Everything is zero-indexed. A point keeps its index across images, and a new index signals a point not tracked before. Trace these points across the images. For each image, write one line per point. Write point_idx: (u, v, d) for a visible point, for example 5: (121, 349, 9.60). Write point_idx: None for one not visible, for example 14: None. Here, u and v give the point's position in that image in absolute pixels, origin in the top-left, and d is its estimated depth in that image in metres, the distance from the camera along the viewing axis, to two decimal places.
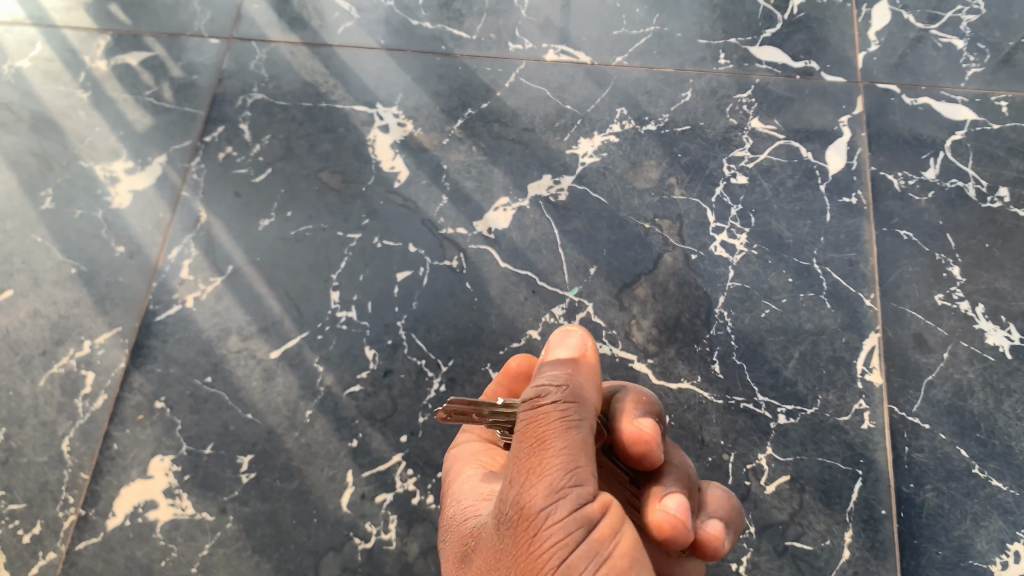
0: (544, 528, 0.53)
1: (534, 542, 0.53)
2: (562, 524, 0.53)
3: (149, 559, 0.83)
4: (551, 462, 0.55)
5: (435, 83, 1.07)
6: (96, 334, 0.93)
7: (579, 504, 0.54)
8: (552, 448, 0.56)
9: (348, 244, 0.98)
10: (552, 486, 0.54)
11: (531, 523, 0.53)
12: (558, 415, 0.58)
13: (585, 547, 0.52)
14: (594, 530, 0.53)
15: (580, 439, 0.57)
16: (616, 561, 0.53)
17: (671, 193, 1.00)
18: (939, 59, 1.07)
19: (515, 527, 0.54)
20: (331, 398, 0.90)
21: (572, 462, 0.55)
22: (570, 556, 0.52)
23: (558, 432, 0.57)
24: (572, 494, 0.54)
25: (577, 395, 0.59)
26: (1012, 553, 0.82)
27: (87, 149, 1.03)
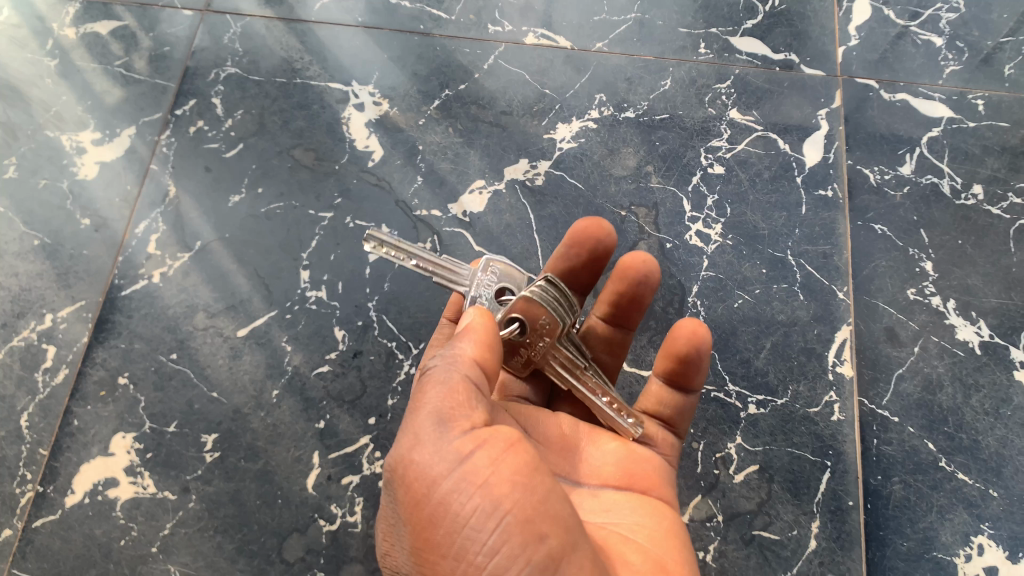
0: (418, 470, 0.60)
1: (412, 484, 0.60)
2: (434, 461, 0.59)
3: (108, 538, 0.82)
4: (425, 416, 0.62)
5: (413, 63, 1.06)
6: (58, 307, 0.91)
7: (449, 444, 0.60)
8: (425, 404, 0.63)
9: (320, 223, 0.96)
10: (424, 434, 0.61)
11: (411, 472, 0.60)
12: (431, 374, 0.64)
13: (458, 477, 0.58)
14: (466, 464, 0.58)
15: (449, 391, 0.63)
16: (496, 487, 0.57)
17: (648, 181, 1.00)
18: (917, 56, 1.07)
19: (399, 480, 0.61)
20: (299, 379, 0.88)
21: (440, 412, 0.61)
22: (444, 491, 0.58)
23: (434, 390, 0.63)
24: (440, 435, 0.60)
25: (457, 350, 0.65)
26: (976, 545, 0.83)
27: (53, 119, 1.01)
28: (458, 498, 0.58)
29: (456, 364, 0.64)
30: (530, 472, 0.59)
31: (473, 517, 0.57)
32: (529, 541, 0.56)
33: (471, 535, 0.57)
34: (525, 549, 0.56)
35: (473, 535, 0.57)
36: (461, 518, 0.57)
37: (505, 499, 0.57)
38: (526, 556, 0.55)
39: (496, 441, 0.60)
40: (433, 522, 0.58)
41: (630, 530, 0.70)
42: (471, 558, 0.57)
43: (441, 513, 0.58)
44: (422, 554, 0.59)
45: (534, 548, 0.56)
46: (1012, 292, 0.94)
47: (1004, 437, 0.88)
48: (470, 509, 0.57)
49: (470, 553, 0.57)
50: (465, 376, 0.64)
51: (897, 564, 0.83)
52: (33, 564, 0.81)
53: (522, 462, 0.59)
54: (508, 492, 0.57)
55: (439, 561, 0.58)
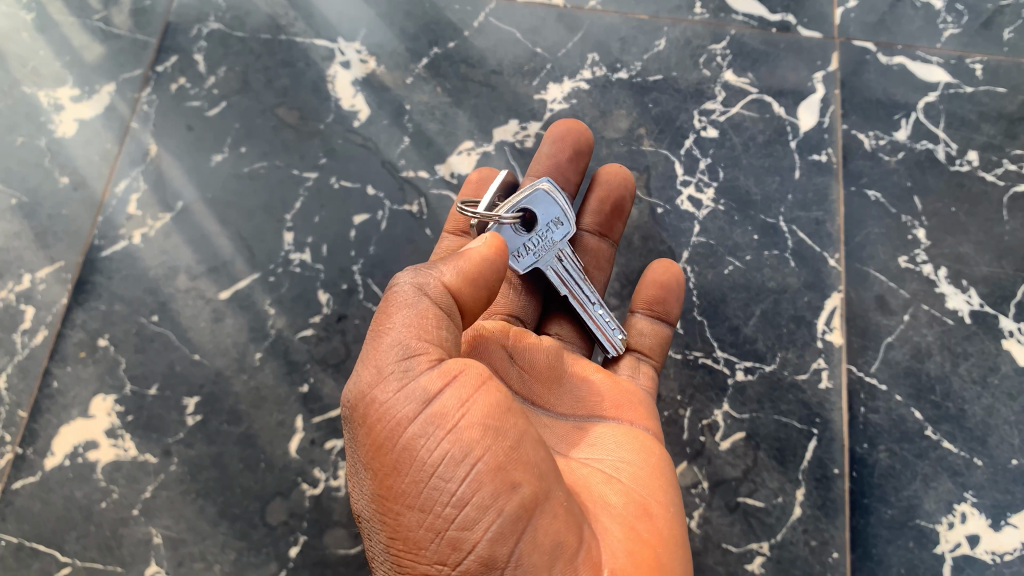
0: (379, 410, 0.58)
1: (372, 425, 0.58)
2: (397, 401, 0.57)
3: (90, 501, 0.82)
4: (389, 352, 0.59)
5: (401, 20, 1.03)
6: (36, 268, 0.89)
7: (416, 386, 0.58)
8: (389, 335, 0.60)
9: (304, 184, 0.94)
10: (387, 373, 0.59)
11: (374, 414, 0.58)
12: (397, 298, 0.62)
13: (422, 421, 0.57)
14: (433, 409, 0.57)
15: (418, 323, 0.60)
16: (466, 433, 0.56)
17: (640, 144, 0.98)
18: (917, 18, 1.05)
19: (358, 419, 0.59)
20: (282, 342, 0.87)
21: (407, 348, 0.59)
22: (409, 437, 0.57)
23: (402, 323, 0.60)
24: (403, 373, 0.58)
25: (432, 279, 0.62)
26: (959, 513, 0.83)
27: (30, 75, 0.98)
28: (425, 444, 0.56)
29: (427, 288, 0.62)
30: (501, 412, 0.58)
31: (442, 466, 0.56)
32: (500, 491, 0.55)
33: (440, 484, 0.55)
34: (497, 500, 0.55)
35: (441, 485, 0.55)
36: (428, 467, 0.56)
37: (475, 446, 0.56)
38: (498, 507, 0.55)
39: (467, 378, 0.59)
40: (397, 467, 0.57)
41: (612, 467, 0.68)
42: (438, 507, 0.56)
43: (406, 460, 0.56)
44: (384, 502, 0.58)
45: (507, 498, 0.55)
46: (1004, 261, 0.93)
47: (991, 406, 0.87)
48: (438, 458, 0.56)
49: (437, 504, 0.56)
50: (434, 302, 0.61)
51: (879, 532, 0.83)
52: (14, 526, 0.81)
53: (493, 403, 0.58)
54: (477, 438, 0.56)
55: (402, 511, 0.57)
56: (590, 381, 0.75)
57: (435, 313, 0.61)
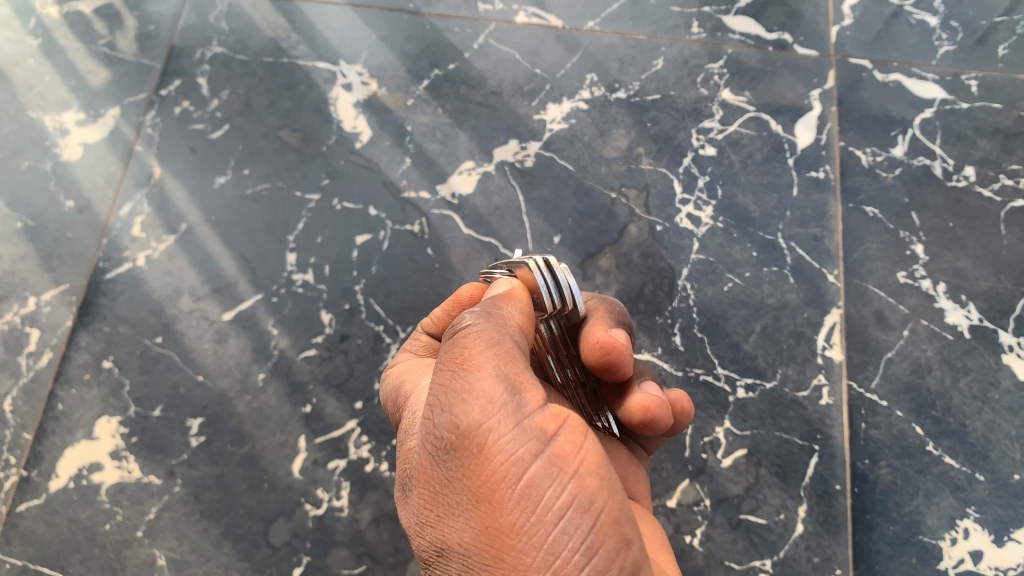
0: (491, 446, 0.49)
1: (482, 461, 0.49)
2: (512, 439, 0.49)
3: (94, 522, 0.82)
4: (490, 382, 0.52)
5: (401, 42, 1.04)
6: (41, 291, 0.90)
7: (523, 418, 0.50)
8: (480, 365, 0.53)
9: (307, 205, 0.95)
10: (494, 402, 0.50)
11: (479, 444, 0.49)
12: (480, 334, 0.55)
13: (542, 462, 0.49)
14: (552, 447, 0.49)
15: (507, 355, 0.54)
16: (588, 479, 0.49)
17: (639, 163, 0.99)
18: (912, 36, 1.06)
19: (459, 450, 0.50)
20: (285, 362, 0.88)
21: (508, 378, 0.52)
22: (529, 471, 0.49)
23: (492, 348, 0.54)
24: (515, 407, 0.50)
25: (502, 311, 0.59)
26: (961, 529, 0.83)
27: (36, 99, 0.99)
28: (549, 487, 0.48)
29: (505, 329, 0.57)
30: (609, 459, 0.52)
31: (566, 512, 0.48)
32: (621, 545, 0.48)
33: (562, 530, 0.48)
34: (618, 552, 0.48)
35: (563, 531, 0.48)
36: (552, 513, 0.48)
37: (598, 497, 0.49)
38: (620, 563, 0.48)
39: (575, 421, 0.51)
40: (514, 509, 0.48)
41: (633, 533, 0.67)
42: (557, 552, 0.48)
43: (524, 493, 0.48)
44: (494, 539, 0.49)
45: (625, 552, 0.48)
46: (1002, 275, 0.93)
47: (992, 421, 0.87)
48: (565, 500, 0.48)
49: (560, 553, 0.48)
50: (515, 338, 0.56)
51: (882, 548, 0.83)
52: (19, 548, 0.81)
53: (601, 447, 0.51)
54: (596, 486, 0.49)
55: (515, 555, 0.48)
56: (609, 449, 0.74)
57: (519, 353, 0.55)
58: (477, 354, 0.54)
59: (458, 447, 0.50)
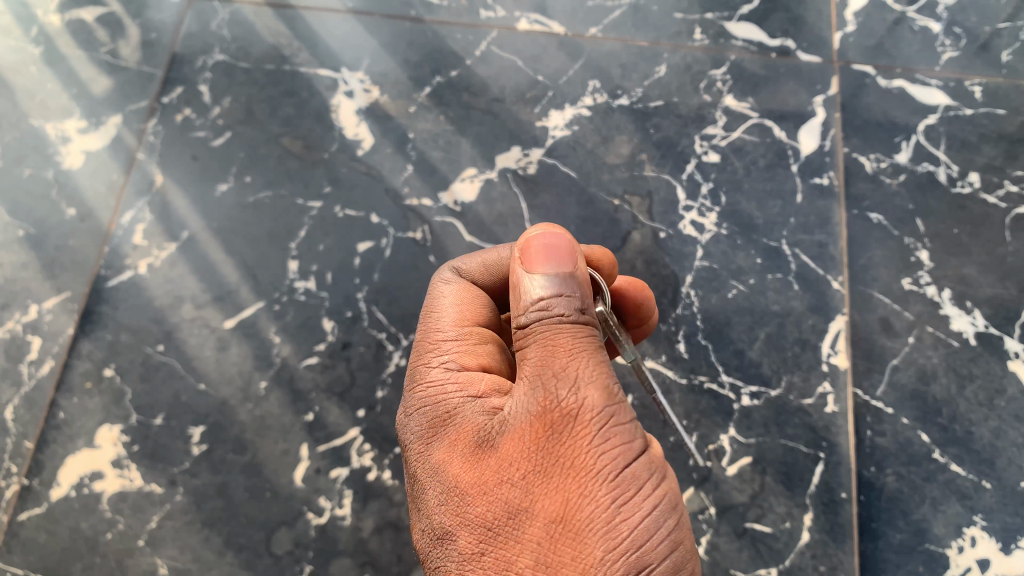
0: (599, 429, 0.54)
1: (587, 440, 0.53)
2: (621, 428, 0.54)
3: (95, 532, 0.81)
4: (600, 376, 0.56)
5: (403, 49, 1.04)
6: (43, 299, 0.90)
7: (629, 413, 0.56)
8: (588, 360, 0.56)
9: (309, 212, 0.95)
10: (612, 393, 0.55)
11: (588, 420, 0.54)
12: (585, 333, 0.58)
13: (643, 457, 0.55)
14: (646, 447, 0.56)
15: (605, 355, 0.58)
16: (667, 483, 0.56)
17: (642, 169, 0.99)
18: (915, 42, 1.05)
19: (569, 426, 0.54)
20: (287, 370, 0.88)
21: (611, 373, 0.57)
22: (631, 463, 0.54)
23: (594, 353, 0.57)
24: (624, 403, 0.56)
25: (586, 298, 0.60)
26: (968, 537, 0.83)
27: (38, 107, 0.99)
28: (644, 477, 0.54)
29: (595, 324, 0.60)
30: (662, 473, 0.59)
31: (658, 504, 0.54)
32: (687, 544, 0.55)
33: (654, 521, 0.53)
34: (686, 548, 0.54)
35: (653, 523, 0.53)
36: (643, 498, 0.53)
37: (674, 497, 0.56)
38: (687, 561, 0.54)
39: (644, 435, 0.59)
40: (611, 490, 0.53)
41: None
42: (643, 543, 0.52)
43: (625, 480, 0.53)
44: (579, 510, 0.52)
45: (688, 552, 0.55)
46: (1007, 282, 0.93)
47: (999, 428, 0.87)
48: (658, 491, 0.54)
49: (642, 535, 0.52)
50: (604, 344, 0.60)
51: (889, 556, 0.82)
52: (19, 557, 0.81)
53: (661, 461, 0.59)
54: (675, 487, 0.56)
55: (595, 527, 0.52)
56: None
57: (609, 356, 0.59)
58: (583, 349, 0.57)
59: (564, 420, 0.54)
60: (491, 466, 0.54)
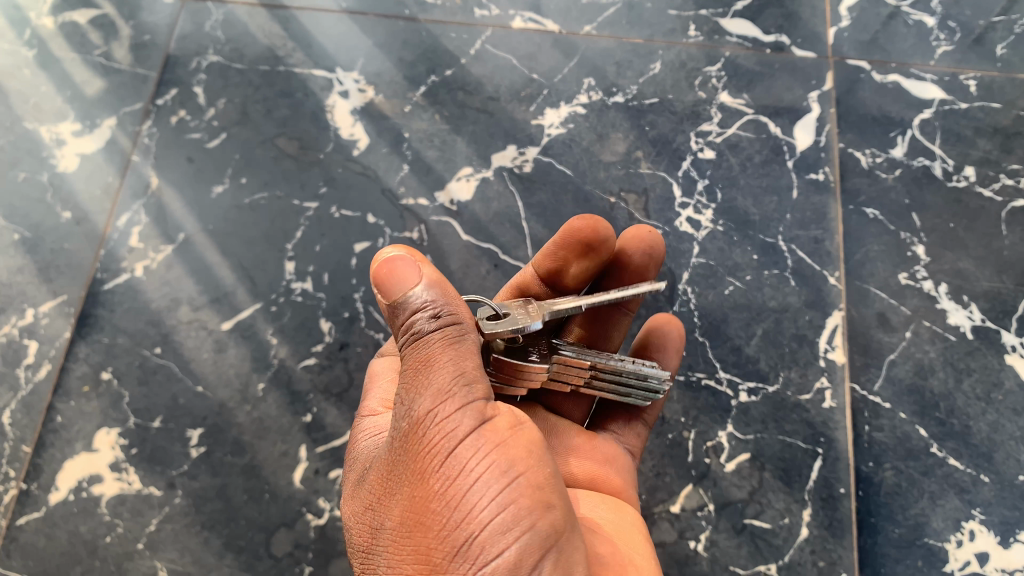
0: (428, 428, 0.54)
1: (418, 446, 0.54)
2: (449, 418, 0.54)
3: (94, 535, 0.81)
4: (437, 376, 0.55)
5: (398, 49, 1.04)
6: (39, 303, 0.90)
7: (466, 400, 0.55)
8: (430, 358, 0.56)
9: (305, 213, 0.95)
10: (443, 388, 0.55)
11: (414, 426, 0.55)
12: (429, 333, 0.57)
13: (474, 435, 0.54)
14: (486, 421, 0.55)
15: (459, 352, 0.57)
16: (512, 450, 0.54)
17: (638, 167, 0.99)
18: (909, 37, 1.06)
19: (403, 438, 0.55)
20: (285, 371, 0.88)
21: (454, 365, 0.56)
22: (459, 447, 0.53)
23: (440, 350, 0.56)
24: (463, 391, 0.55)
25: (450, 294, 0.60)
26: (967, 531, 0.83)
27: (32, 110, 0.99)
28: (472, 457, 0.53)
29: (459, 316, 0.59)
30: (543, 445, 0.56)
31: (485, 476, 0.52)
32: (537, 509, 0.52)
33: (479, 497, 0.52)
34: (532, 517, 0.52)
35: (478, 496, 0.52)
36: (470, 478, 0.52)
37: (518, 462, 0.53)
38: (533, 522, 0.51)
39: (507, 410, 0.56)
40: (439, 483, 0.53)
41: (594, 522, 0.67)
42: (470, 523, 0.51)
43: (445, 471, 0.53)
44: (415, 510, 0.53)
45: (541, 518, 0.52)
46: (1004, 275, 0.93)
47: (996, 422, 0.87)
48: (487, 466, 0.53)
49: (469, 515, 0.52)
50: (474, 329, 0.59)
51: (888, 551, 0.83)
52: (19, 562, 0.80)
53: (534, 433, 0.56)
54: (522, 460, 0.54)
55: (425, 523, 0.53)
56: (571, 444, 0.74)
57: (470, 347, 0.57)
58: (428, 354, 0.56)
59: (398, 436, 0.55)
60: (363, 495, 0.59)
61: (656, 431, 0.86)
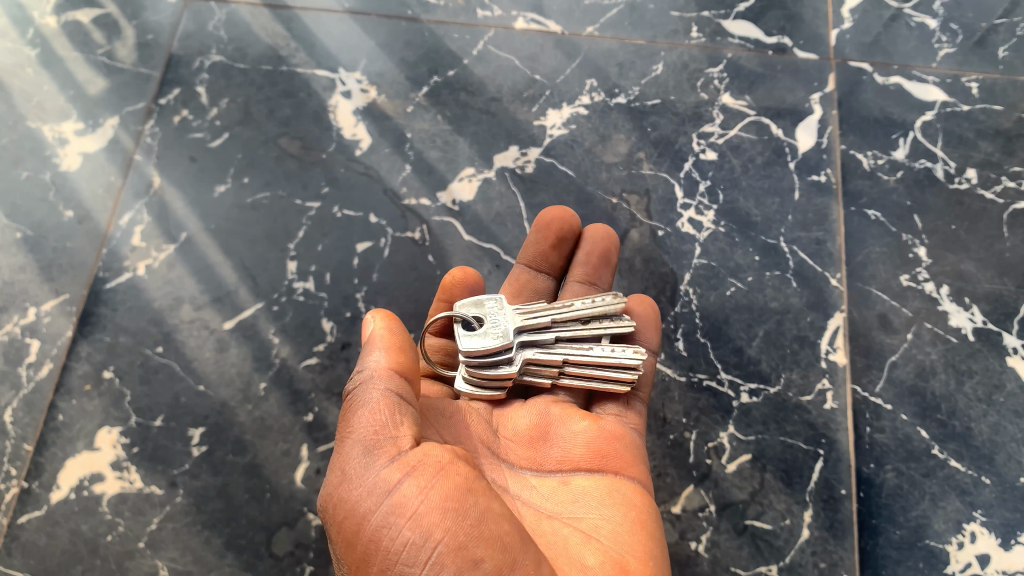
0: (350, 514, 0.59)
1: (347, 530, 0.59)
2: (365, 502, 0.58)
3: (95, 534, 0.81)
4: (353, 465, 0.60)
5: (401, 49, 1.04)
6: (41, 301, 0.90)
7: (375, 482, 0.59)
8: (352, 440, 0.62)
9: (307, 213, 0.95)
10: (357, 476, 0.60)
11: (343, 513, 0.59)
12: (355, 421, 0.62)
13: (387, 514, 0.57)
14: (397, 495, 0.58)
15: (370, 434, 0.61)
16: (424, 518, 0.56)
17: (640, 168, 0.99)
18: (911, 39, 1.06)
19: (336, 524, 0.60)
20: (287, 371, 0.88)
21: (369, 447, 0.60)
22: (374, 530, 0.57)
23: (358, 433, 0.61)
24: (372, 472, 0.59)
25: (371, 365, 0.65)
26: (968, 533, 0.83)
27: (35, 109, 0.99)
28: (388, 535, 0.57)
29: (373, 394, 0.63)
30: (463, 494, 0.58)
31: (405, 550, 0.56)
32: (464, 566, 0.55)
33: (407, 572, 0.56)
34: None
35: (406, 570, 0.56)
36: (393, 555, 0.56)
37: (435, 528, 0.56)
38: None
39: (423, 468, 0.59)
40: (371, 563, 0.57)
41: (593, 527, 0.65)
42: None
43: (373, 552, 0.57)
44: None
45: (467, 574, 0.54)
46: (1006, 277, 0.93)
47: (997, 424, 0.87)
48: (402, 542, 0.56)
49: None
50: (386, 391, 0.63)
51: (889, 553, 0.83)
52: (20, 561, 0.80)
53: (452, 484, 0.58)
54: (438, 523, 0.56)
55: None
56: (575, 429, 0.71)
57: (380, 422, 0.61)
58: (351, 444, 0.61)
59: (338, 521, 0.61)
60: None
61: (657, 432, 0.86)
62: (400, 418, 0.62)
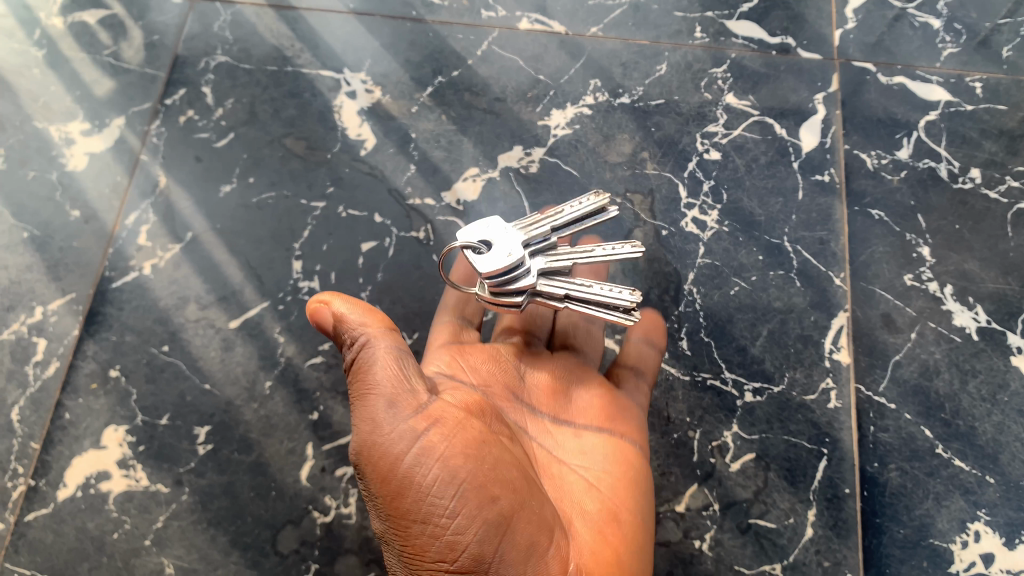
0: (375, 457, 0.62)
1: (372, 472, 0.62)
2: (391, 446, 0.62)
3: (101, 532, 0.82)
4: (375, 413, 0.63)
5: (405, 50, 1.05)
6: (48, 300, 0.90)
7: (401, 427, 0.62)
8: (369, 392, 0.65)
9: (312, 212, 0.95)
10: (382, 422, 0.63)
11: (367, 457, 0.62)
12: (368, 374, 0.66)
13: (414, 455, 0.61)
14: (425, 439, 0.61)
15: (388, 387, 0.64)
16: (452, 459, 0.61)
17: (644, 167, 0.99)
18: (915, 38, 1.06)
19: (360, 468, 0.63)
20: (292, 370, 0.88)
21: (388, 399, 0.64)
22: (403, 469, 0.61)
23: (375, 385, 0.65)
24: (397, 418, 0.63)
25: (369, 331, 0.68)
26: (972, 532, 0.83)
27: (42, 110, 0.99)
28: (419, 473, 0.60)
29: (376, 350, 0.66)
30: (482, 443, 0.63)
31: (433, 487, 0.60)
32: (489, 501, 0.60)
33: (434, 508, 0.60)
34: (484, 510, 0.59)
35: (434, 505, 0.60)
36: (423, 489, 0.60)
37: (463, 469, 0.60)
38: (484, 515, 0.59)
39: (446, 420, 0.63)
40: (399, 501, 0.61)
41: (594, 477, 0.73)
42: (437, 522, 0.59)
43: (404, 488, 0.61)
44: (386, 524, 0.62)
45: (490, 507, 0.60)
46: (1010, 277, 0.93)
47: (1001, 423, 0.87)
48: (431, 478, 0.60)
49: (433, 519, 0.60)
50: (390, 348, 0.67)
51: (893, 551, 0.83)
52: (26, 558, 0.81)
53: (472, 434, 0.63)
54: (462, 463, 0.61)
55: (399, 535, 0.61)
56: (587, 391, 0.80)
57: (395, 376, 0.65)
58: (368, 395, 0.65)
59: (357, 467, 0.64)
60: None
61: (661, 430, 0.87)
62: (411, 376, 0.66)
